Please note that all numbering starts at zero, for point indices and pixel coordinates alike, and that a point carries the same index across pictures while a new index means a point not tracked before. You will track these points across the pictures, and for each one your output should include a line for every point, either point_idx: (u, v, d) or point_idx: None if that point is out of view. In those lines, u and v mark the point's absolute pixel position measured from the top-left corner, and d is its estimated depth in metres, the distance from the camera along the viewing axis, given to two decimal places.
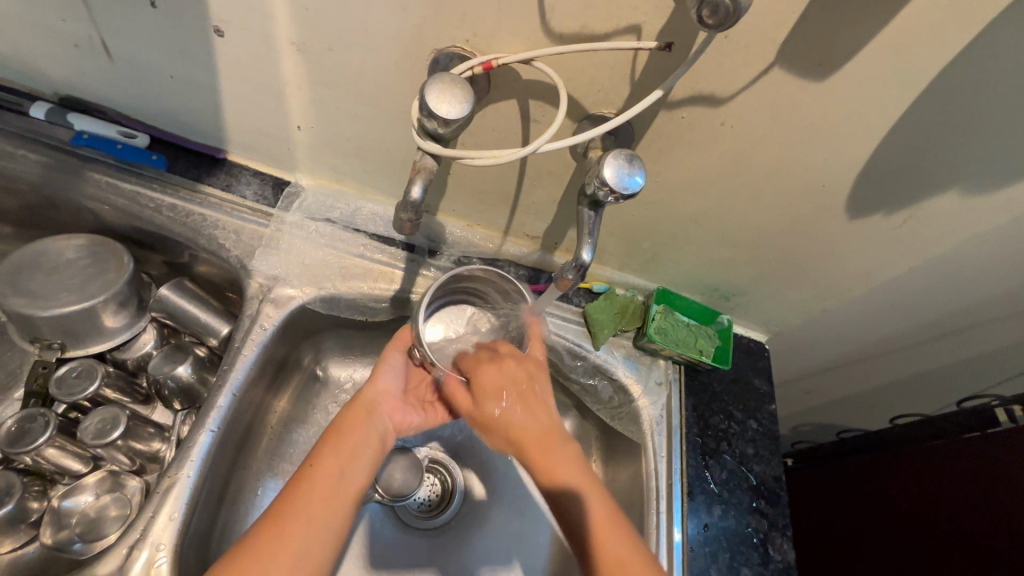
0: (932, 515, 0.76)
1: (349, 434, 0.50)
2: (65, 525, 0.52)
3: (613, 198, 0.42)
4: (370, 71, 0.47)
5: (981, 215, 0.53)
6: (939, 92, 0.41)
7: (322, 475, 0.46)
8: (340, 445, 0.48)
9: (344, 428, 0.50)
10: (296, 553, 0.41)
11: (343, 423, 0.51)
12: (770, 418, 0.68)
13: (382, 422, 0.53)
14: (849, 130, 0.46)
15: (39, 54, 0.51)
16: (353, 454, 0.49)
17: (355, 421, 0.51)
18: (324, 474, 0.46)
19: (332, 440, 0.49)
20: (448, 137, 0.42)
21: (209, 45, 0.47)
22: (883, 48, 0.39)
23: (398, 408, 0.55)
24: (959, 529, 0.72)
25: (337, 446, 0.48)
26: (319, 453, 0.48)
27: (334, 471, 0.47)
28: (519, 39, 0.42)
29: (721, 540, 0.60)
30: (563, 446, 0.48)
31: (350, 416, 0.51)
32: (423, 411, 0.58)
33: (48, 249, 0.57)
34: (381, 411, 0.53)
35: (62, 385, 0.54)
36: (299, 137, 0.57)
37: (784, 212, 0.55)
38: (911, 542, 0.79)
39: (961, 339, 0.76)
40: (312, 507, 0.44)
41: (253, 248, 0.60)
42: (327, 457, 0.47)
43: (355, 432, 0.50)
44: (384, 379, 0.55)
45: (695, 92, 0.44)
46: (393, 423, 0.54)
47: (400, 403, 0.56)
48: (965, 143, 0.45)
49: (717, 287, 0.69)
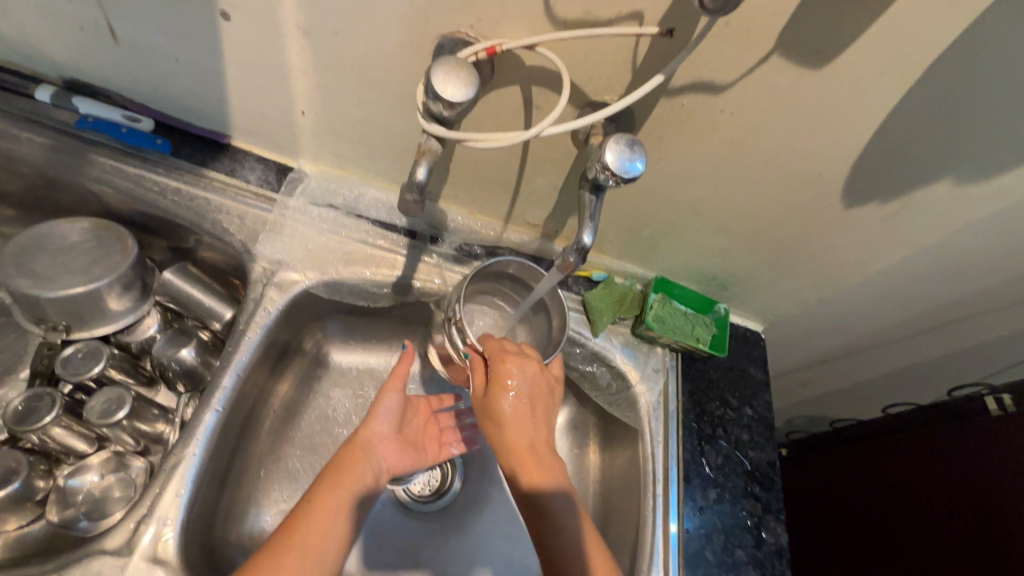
0: (925, 503, 0.78)
1: (349, 474, 0.50)
2: (71, 504, 0.53)
3: (614, 182, 0.43)
4: (375, 56, 0.47)
5: (974, 203, 0.54)
6: (934, 80, 0.42)
7: (321, 513, 0.46)
8: (338, 481, 0.49)
9: (343, 466, 0.50)
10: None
11: (340, 462, 0.51)
12: (765, 405, 0.70)
13: (377, 463, 0.53)
14: (846, 118, 0.46)
15: (45, 36, 0.52)
16: (351, 495, 0.49)
17: (354, 460, 0.51)
18: (324, 513, 0.46)
19: (331, 476, 0.49)
20: (454, 120, 0.42)
21: (215, 29, 0.48)
22: (879, 37, 0.40)
23: (392, 447, 0.56)
24: (951, 516, 0.74)
25: (336, 486, 0.48)
26: (318, 489, 0.48)
27: (333, 508, 0.47)
28: (523, 24, 0.42)
29: (716, 522, 0.61)
30: (551, 458, 0.52)
31: (349, 453, 0.51)
32: (414, 452, 0.59)
33: (53, 231, 0.57)
34: (377, 451, 0.54)
35: (68, 365, 0.55)
36: (303, 123, 0.57)
37: (781, 201, 0.56)
38: (902, 528, 0.80)
39: (953, 329, 0.77)
40: (310, 545, 0.44)
41: (257, 232, 0.60)
42: (325, 496, 0.47)
43: (354, 469, 0.50)
44: (379, 419, 0.55)
45: (695, 79, 0.44)
46: (387, 464, 0.55)
47: (395, 442, 0.56)
48: (959, 132, 0.46)
49: (715, 276, 0.70)
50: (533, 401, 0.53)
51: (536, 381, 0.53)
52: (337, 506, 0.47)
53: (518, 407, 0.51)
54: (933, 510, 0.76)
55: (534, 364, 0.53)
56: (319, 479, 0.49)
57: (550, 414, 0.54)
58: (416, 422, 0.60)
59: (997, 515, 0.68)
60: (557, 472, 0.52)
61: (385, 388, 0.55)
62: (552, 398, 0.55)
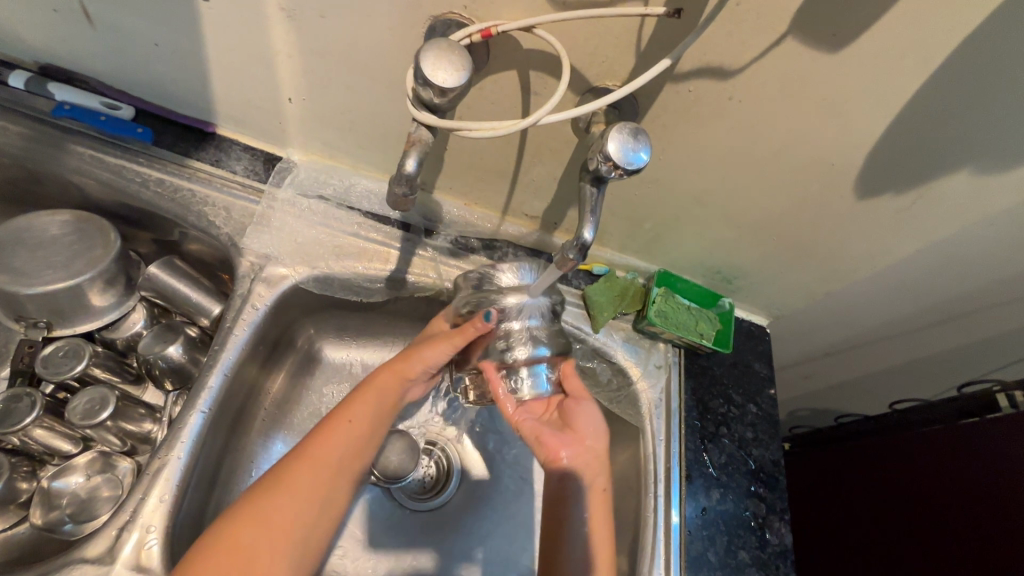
0: (933, 502, 0.76)
1: (384, 400, 0.51)
2: (56, 506, 0.51)
3: (617, 174, 0.40)
4: (364, 39, 0.45)
5: (993, 195, 0.51)
6: (960, 66, 0.40)
7: (353, 432, 0.49)
8: (371, 405, 0.51)
9: (378, 390, 0.51)
10: (317, 503, 0.45)
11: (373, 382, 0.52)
12: (770, 402, 0.68)
13: (410, 391, 0.54)
14: (864, 104, 0.44)
15: (16, 18, 0.49)
16: (378, 418, 0.51)
17: (390, 387, 0.52)
18: (355, 435, 0.49)
19: (365, 398, 0.51)
20: (445, 108, 0.40)
21: (193, 10, 0.45)
22: (901, 19, 0.37)
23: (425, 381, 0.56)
24: (960, 515, 0.72)
25: (371, 411, 0.50)
26: (354, 410, 0.50)
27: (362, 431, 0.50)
28: (521, 4, 0.39)
29: (719, 523, 0.60)
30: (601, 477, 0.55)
31: (387, 379, 0.52)
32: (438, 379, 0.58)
33: (31, 224, 0.55)
34: (414, 382, 0.53)
35: (49, 364, 0.53)
36: (290, 110, 0.55)
37: (792, 192, 0.54)
38: (910, 526, 0.79)
39: (964, 323, 0.75)
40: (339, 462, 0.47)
41: (244, 225, 0.58)
42: (358, 416, 0.50)
43: (392, 395, 0.52)
44: (426, 363, 0.52)
45: (702, 64, 0.42)
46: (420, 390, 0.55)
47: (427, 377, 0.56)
48: (981, 121, 0.44)
49: (720, 269, 0.68)
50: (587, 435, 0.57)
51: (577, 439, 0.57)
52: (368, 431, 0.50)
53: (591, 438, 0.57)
54: (941, 508, 0.75)
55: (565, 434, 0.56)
56: (352, 395, 0.51)
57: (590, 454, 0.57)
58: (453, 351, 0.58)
59: (1006, 516, 0.66)
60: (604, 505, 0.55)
61: (443, 342, 0.52)
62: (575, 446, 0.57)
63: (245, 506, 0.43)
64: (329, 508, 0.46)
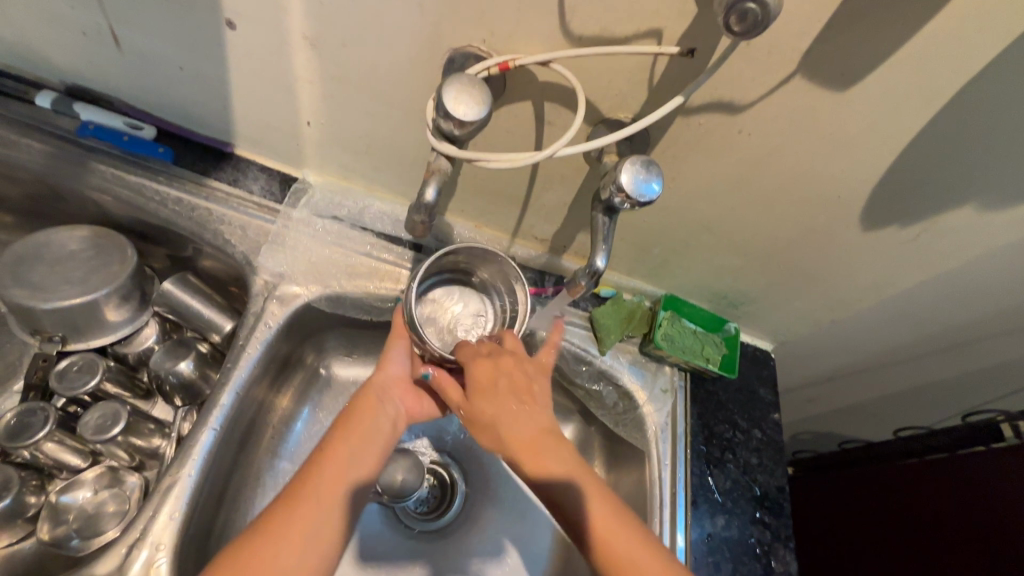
0: (936, 536, 0.76)
1: (358, 433, 0.49)
2: (63, 521, 0.51)
3: (629, 205, 0.41)
4: (383, 67, 0.46)
5: (996, 229, 0.52)
6: (961, 107, 0.41)
7: (332, 463, 0.46)
8: (349, 436, 0.49)
9: (353, 425, 0.50)
10: (304, 547, 0.42)
11: (353, 412, 0.51)
12: (775, 427, 0.68)
13: (391, 408, 0.53)
14: (871, 139, 0.45)
15: (47, 41, 0.50)
16: (362, 446, 0.49)
17: (365, 414, 0.51)
18: (334, 467, 0.46)
19: (342, 433, 0.49)
20: (464, 139, 0.41)
21: (220, 38, 0.46)
22: (905, 63, 0.39)
23: (409, 391, 0.54)
24: (965, 553, 0.71)
25: (347, 450, 0.48)
26: (328, 443, 0.48)
27: (343, 461, 0.47)
28: (538, 40, 0.41)
29: (724, 550, 0.59)
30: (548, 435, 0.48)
31: (359, 408, 0.51)
32: (434, 390, 0.56)
33: (50, 240, 0.56)
34: (389, 400, 0.53)
35: (63, 379, 0.53)
36: (308, 133, 0.56)
37: (799, 221, 0.55)
38: (913, 559, 0.78)
39: (967, 352, 0.75)
40: (330, 492, 0.45)
41: (259, 244, 0.59)
42: (334, 449, 0.47)
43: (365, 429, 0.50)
44: (391, 365, 0.53)
45: (714, 99, 0.43)
46: (405, 406, 0.54)
47: (411, 387, 0.55)
48: (983, 159, 0.45)
49: (726, 295, 0.69)
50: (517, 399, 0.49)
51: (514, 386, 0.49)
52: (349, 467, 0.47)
53: (495, 373, 0.49)
54: (948, 545, 0.74)
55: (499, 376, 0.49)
56: (334, 429, 0.49)
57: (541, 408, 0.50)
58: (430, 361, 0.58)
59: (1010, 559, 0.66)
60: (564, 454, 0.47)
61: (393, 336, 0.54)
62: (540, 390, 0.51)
63: (230, 555, 0.41)
64: (321, 548, 0.43)
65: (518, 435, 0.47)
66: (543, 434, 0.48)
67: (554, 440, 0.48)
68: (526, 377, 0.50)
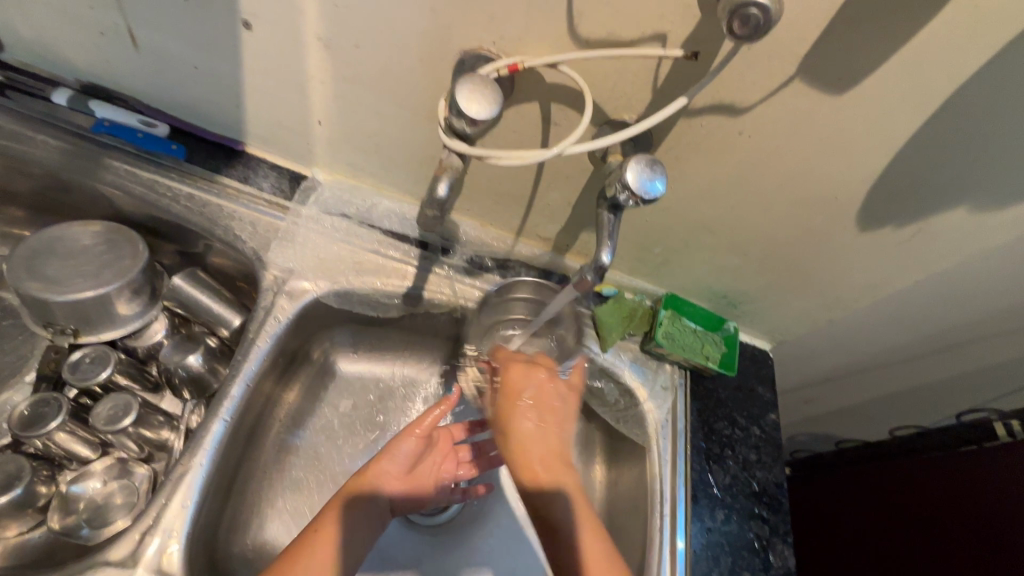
0: (935, 538, 0.76)
1: (358, 516, 0.50)
2: (73, 510, 0.52)
3: (634, 202, 0.43)
4: (395, 68, 0.47)
5: (989, 231, 0.54)
6: (954, 110, 0.43)
7: (323, 543, 0.46)
8: (341, 520, 0.48)
9: (348, 504, 0.49)
10: None
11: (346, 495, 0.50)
12: (773, 426, 0.69)
13: (381, 502, 0.52)
14: (866, 142, 0.46)
15: (65, 39, 0.52)
16: (352, 531, 0.48)
17: (359, 500, 0.50)
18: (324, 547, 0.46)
19: (333, 514, 0.48)
20: (474, 137, 0.42)
21: (237, 38, 0.48)
22: (900, 68, 0.40)
23: (401, 488, 0.54)
24: (963, 553, 0.72)
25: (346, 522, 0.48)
26: (320, 521, 0.48)
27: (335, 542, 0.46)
28: (546, 42, 0.42)
29: (723, 544, 0.60)
30: (558, 465, 0.50)
31: (352, 494, 0.50)
32: (425, 491, 0.57)
33: (63, 235, 0.57)
34: (382, 492, 0.52)
35: (76, 369, 0.54)
36: (318, 132, 0.57)
37: (797, 222, 0.56)
38: (912, 561, 0.79)
39: (961, 352, 0.77)
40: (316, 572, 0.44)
41: (269, 240, 0.60)
42: (325, 530, 0.47)
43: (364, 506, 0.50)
44: (391, 459, 0.54)
45: (715, 101, 0.44)
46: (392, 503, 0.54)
47: (405, 484, 0.55)
48: (974, 162, 0.47)
49: (725, 294, 0.70)
50: (545, 414, 0.51)
51: (545, 403, 0.51)
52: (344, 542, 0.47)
53: (530, 391, 0.51)
54: (946, 546, 0.74)
55: (544, 378, 0.52)
56: (327, 509, 0.49)
57: (563, 422, 0.52)
58: (433, 458, 0.59)
59: (1009, 559, 0.66)
60: (569, 484, 0.49)
61: (406, 430, 0.55)
62: (567, 411, 0.52)
63: None
64: None
65: (529, 455, 0.49)
66: (551, 457, 0.50)
67: (560, 464, 0.50)
68: (560, 398, 0.52)
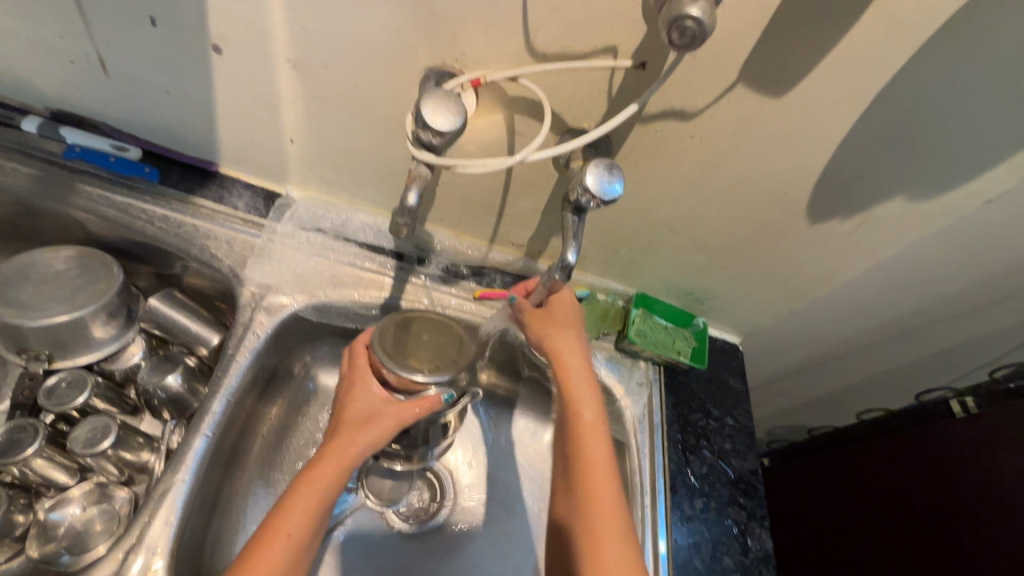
0: (908, 523, 0.79)
1: (330, 489, 0.47)
2: (52, 538, 0.51)
3: (595, 204, 0.45)
4: (363, 86, 0.49)
5: (924, 219, 0.58)
6: (880, 109, 0.47)
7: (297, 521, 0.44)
8: (310, 502, 0.45)
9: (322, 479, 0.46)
10: None
11: (320, 466, 0.47)
12: (746, 414, 0.72)
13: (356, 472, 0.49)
14: (808, 141, 0.50)
15: (35, 69, 0.52)
16: (320, 510, 0.46)
17: (329, 476, 0.47)
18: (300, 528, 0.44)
19: (303, 492, 0.46)
20: (442, 148, 0.44)
21: (207, 62, 0.49)
22: (829, 70, 0.44)
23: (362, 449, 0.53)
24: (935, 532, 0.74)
25: (309, 502, 0.45)
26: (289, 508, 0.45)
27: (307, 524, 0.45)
28: (506, 57, 0.45)
29: (703, 532, 0.62)
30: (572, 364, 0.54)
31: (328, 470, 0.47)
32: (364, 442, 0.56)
33: (35, 260, 0.57)
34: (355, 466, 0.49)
35: (53, 396, 0.54)
36: (291, 150, 0.59)
37: (751, 219, 0.60)
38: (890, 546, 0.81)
39: (917, 337, 0.81)
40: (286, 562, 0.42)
41: (245, 257, 0.61)
42: (298, 507, 0.45)
43: (334, 484, 0.47)
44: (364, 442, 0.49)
45: (667, 108, 0.48)
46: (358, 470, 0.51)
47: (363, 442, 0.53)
48: (903, 155, 0.51)
49: (692, 291, 0.73)
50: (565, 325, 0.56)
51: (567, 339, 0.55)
52: (315, 519, 0.45)
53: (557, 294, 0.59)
54: (918, 529, 0.77)
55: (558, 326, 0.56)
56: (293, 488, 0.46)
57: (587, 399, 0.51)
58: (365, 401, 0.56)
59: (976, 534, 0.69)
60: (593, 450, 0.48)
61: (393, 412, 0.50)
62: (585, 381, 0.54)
63: None
64: None
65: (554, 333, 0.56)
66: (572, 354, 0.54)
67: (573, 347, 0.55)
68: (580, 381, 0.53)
